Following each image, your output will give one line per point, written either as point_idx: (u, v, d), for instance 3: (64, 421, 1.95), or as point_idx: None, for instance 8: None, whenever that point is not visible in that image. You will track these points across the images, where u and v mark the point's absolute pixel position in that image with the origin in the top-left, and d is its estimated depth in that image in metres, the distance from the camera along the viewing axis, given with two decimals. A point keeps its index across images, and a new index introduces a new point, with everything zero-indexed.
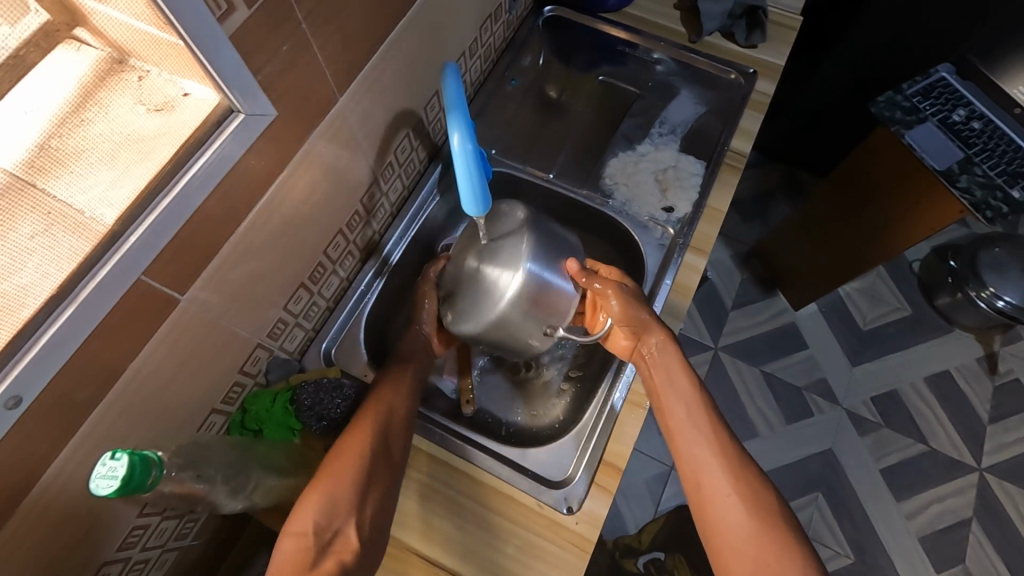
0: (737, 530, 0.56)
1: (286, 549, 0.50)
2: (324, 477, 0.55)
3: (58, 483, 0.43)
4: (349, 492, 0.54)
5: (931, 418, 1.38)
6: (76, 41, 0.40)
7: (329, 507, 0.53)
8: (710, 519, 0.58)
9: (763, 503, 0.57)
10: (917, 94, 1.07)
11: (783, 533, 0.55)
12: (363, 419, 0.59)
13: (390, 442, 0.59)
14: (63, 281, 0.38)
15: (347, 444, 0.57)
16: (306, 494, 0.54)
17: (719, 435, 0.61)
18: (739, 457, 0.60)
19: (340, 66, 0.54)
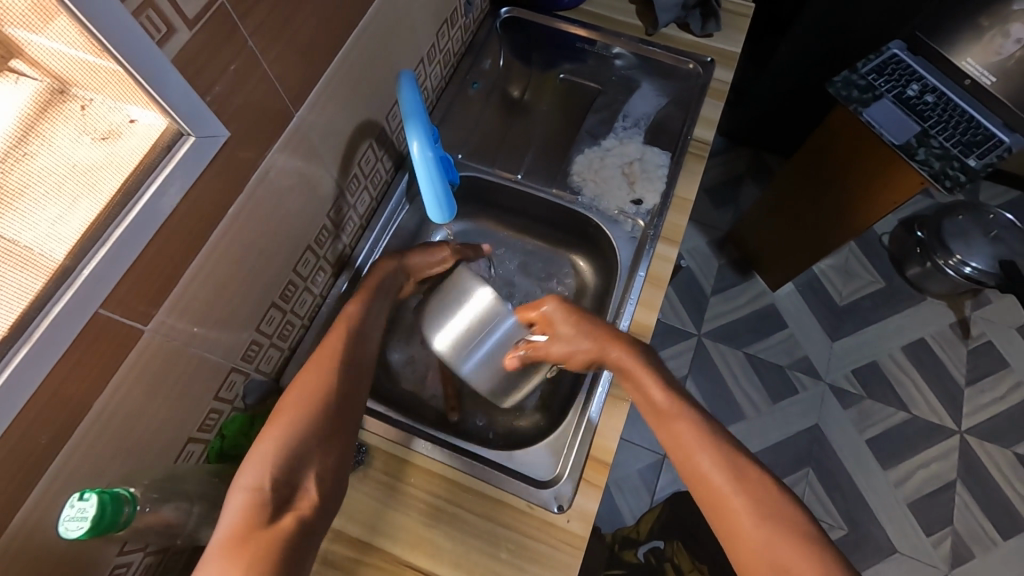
0: (763, 542, 0.51)
1: (237, 504, 0.46)
2: (277, 428, 0.52)
3: (27, 531, 0.42)
4: (308, 442, 0.52)
5: (911, 386, 1.41)
6: (12, 73, 0.37)
7: (285, 459, 0.50)
8: (732, 532, 0.53)
9: (768, 499, 0.54)
10: (872, 71, 1.09)
11: (809, 538, 0.51)
12: (308, 370, 0.58)
13: (347, 389, 0.58)
14: (15, 321, 0.37)
15: (301, 392, 0.55)
16: (260, 450, 0.51)
17: (724, 443, 0.58)
18: (747, 462, 0.57)
19: (293, 82, 0.54)
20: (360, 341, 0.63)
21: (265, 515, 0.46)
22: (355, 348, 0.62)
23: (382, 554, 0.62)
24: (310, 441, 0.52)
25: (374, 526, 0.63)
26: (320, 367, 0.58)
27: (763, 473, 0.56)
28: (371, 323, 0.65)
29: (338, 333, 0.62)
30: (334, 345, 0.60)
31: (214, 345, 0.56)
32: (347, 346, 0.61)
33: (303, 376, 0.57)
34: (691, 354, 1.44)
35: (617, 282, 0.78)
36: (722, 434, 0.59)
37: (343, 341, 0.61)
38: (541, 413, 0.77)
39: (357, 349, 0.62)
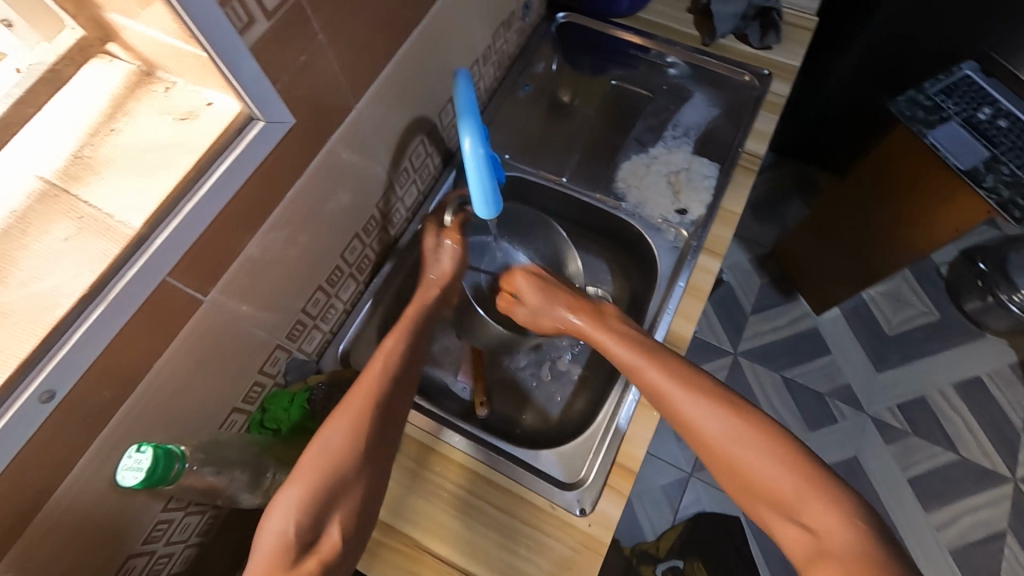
0: (760, 479, 0.53)
1: (266, 547, 0.47)
2: (301, 475, 0.50)
3: (85, 476, 0.45)
4: (336, 488, 0.50)
5: (962, 426, 1.34)
6: (109, 55, 0.44)
7: (312, 507, 0.48)
8: (729, 474, 0.54)
9: (769, 437, 0.54)
10: (940, 92, 1.04)
11: (809, 465, 0.52)
12: (339, 417, 0.53)
13: (380, 436, 0.54)
14: (94, 282, 0.41)
15: (326, 441, 0.52)
16: (286, 493, 0.49)
17: (702, 383, 0.58)
18: (728, 398, 0.57)
19: (354, 75, 0.56)
20: (398, 385, 0.57)
21: (289, 558, 0.46)
22: (393, 391, 0.56)
23: (403, 537, 0.63)
24: (334, 493, 0.50)
25: (397, 509, 0.64)
26: (349, 415, 0.53)
27: (740, 400, 0.57)
28: (418, 341, 0.62)
29: (371, 374, 0.57)
30: (367, 390, 0.55)
31: (263, 322, 0.59)
32: (379, 390, 0.56)
33: (331, 422, 0.53)
34: (726, 372, 1.40)
35: (656, 290, 0.77)
36: (699, 376, 0.59)
37: (380, 383, 0.56)
38: (568, 415, 0.77)
39: (394, 393, 0.56)
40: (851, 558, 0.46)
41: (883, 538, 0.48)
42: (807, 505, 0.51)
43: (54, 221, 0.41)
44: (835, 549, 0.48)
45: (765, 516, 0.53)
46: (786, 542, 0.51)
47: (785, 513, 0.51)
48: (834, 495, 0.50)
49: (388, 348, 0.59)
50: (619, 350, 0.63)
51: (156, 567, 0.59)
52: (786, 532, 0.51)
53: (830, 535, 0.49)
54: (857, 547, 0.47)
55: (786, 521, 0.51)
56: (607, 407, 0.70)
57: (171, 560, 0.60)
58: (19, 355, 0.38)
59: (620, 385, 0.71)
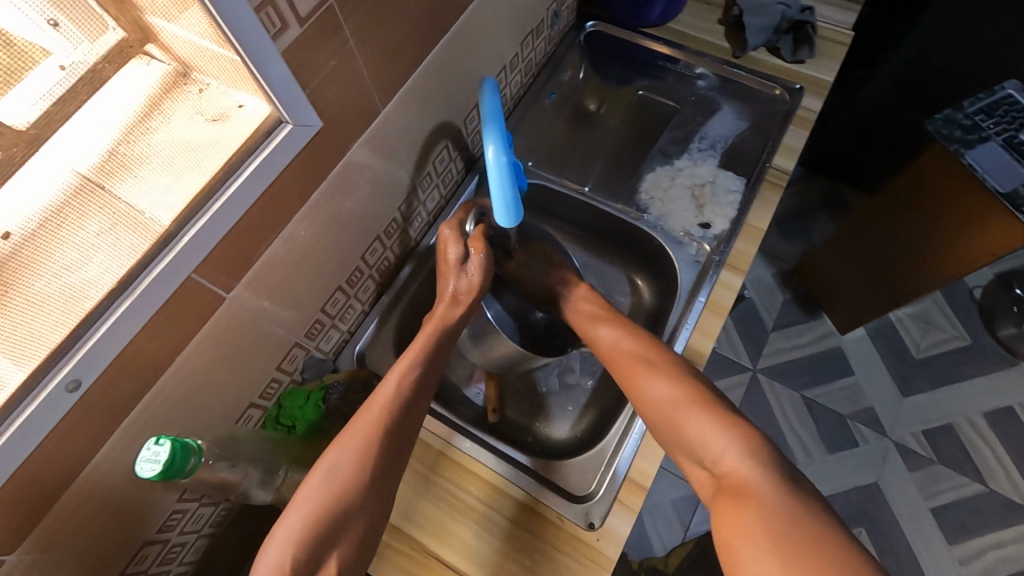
0: (677, 423, 0.56)
1: None
2: (301, 507, 0.50)
3: (106, 464, 0.46)
4: (334, 522, 0.50)
5: (991, 457, 1.29)
6: (146, 56, 0.43)
7: (308, 543, 0.48)
8: (653, 421, 0.59)
9: (693, 390, 0.58)
10: (980, 111, 1.00)
11: (725, 416, 0.55)
12: (342, 446, 0.53)
13: (385, 466, 0.53)
14: (123, 276, 0.42)
15: (328, 471, 0.51)
16: (287, 522, 0.49)
17: (639, 339, 0.64)
18: (659, 353, 0.62)
19: (382, 80, 0.57)
20: (404, 416, 0.56)
21: None
22: (400, 420, 0.56)
23: (410, 541, 0.63)
24: (335, 525, 0.49)
25: (405, 511, 0.65)
26: (353, 445, 0.53)
27: (673, 360, 0.61)
28: (429, 370, 0.60)
29: (377, 405, 0.56)
30: (372, 419, 0.55)
31: (282, 320, 0.60)
32: (386, 422, 0.55)
33: (332, 452, 0.53)
34: (744, 389, 1.37)
35: (675, 304, 0.76)
36: (636, 334, 0.65)
37: (388, 413, 0.55)
38: (580, 426, 0.77)
39: (402, 421, 0.56)
40: (745, 490, 0.49)
41: (784, 478, 0.50)
42: (715, 446, 0.53)
43: (88, 216, 0.42)
44: (735, 484, 0.50)
45: (687, 464, 0.56)
46: (700, 484, 0.55)
47: (697, 453, 0.55)
48: (745, 439, 0.53)
49: (398, 377, 0.58)
50: (582, 319, 0.69)
51: (170, 555, 0.60)
52: (700, 475, 0.55)
53: (732, 473, 0.51)
54: (755, 482, 0.49)
55: (700, 464, 0.55)
56: (618, 423, 0.69)
57: (183, 549, 0.61)
58: (50, 343, 0.40)
59: (629, 414, 0.69)
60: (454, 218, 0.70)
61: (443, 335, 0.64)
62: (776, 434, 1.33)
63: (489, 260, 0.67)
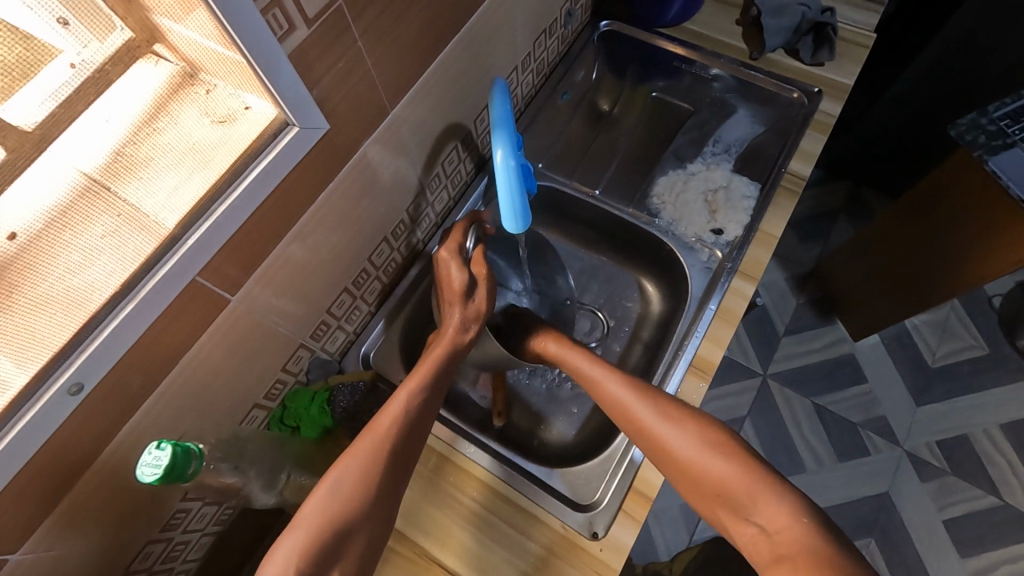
0: (710, 481, 0.52)
1: None
2: (304, 523, 0.49)
3: (109, 465, 0.46)
4: (339, 534, 0.49)
5: (1007, 470, 1.26)
6: (155, 56, 0.43)
7: (313, 554, 0.47)
8: (683, 478, 0.54)
9: (716, 440, 0.54)
10: (1007, 116, 0.94)
11: (754, 467, 0.52)
12: (344, 462, 0.52)
13: (390, 479, 0.53)
14: (126, 280, 0.42)
15: (335, 486, 0.51)
16: (289, 538, 0.48)
17: (652, 389, 0.59)
18: (677, 406, 0.58)
19: (392, 80, 0.56)
20: (412, 431, 0.56)
21: None
22: (409, 433, 0.56)
23: (414, 547, 0.63)
24: (338, 538, 0.49)
25: (409, 517, 0.64)
26: (359, 459, 0.53)
27: (693, 410, 0.57)
28: (435, 387, 0.60)
29: (386, 420, 0.55)
30: (378, 435, 0.54)
31: (288, 322, 0.59)
32: (392, 434, 0.55)
33: (339, 467, 0.52)
34: (753, 394, 1.36)
35: (685, 312, 0.75)
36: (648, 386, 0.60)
37: (396, 425, 0.55)
38: (585, 431, 0.76)
39: (411, 435, 0.56)
40: (801, 552, 0.44)
41: (832, 531, 0.46)
42: (757, 501, 0.50)
43: (93, 217, 0.42)
44: (783, 545, 0.46)
45: (721, 518, 0.52)
46: (743, 544, 0.50)
47: (740, 514, 0.50)
48: (779, 490, 0.50)
49: (408, 393, 0.58)
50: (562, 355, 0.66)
51: (174, 553, 0.60)
52: (743, 533, 0.50)
53: (781, 531, 0.47)
54: (801, 542, 0.45)
55: (741, 522, 0.50)
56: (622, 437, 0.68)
57: (188, 546, 0.62)
58: (54, 346, 0.40)
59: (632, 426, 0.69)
60: (452, 240, 0.67)
61: (452, 357, 0.63)
62: (786, 441, 1.31)
63: (492, 284, 0.66)
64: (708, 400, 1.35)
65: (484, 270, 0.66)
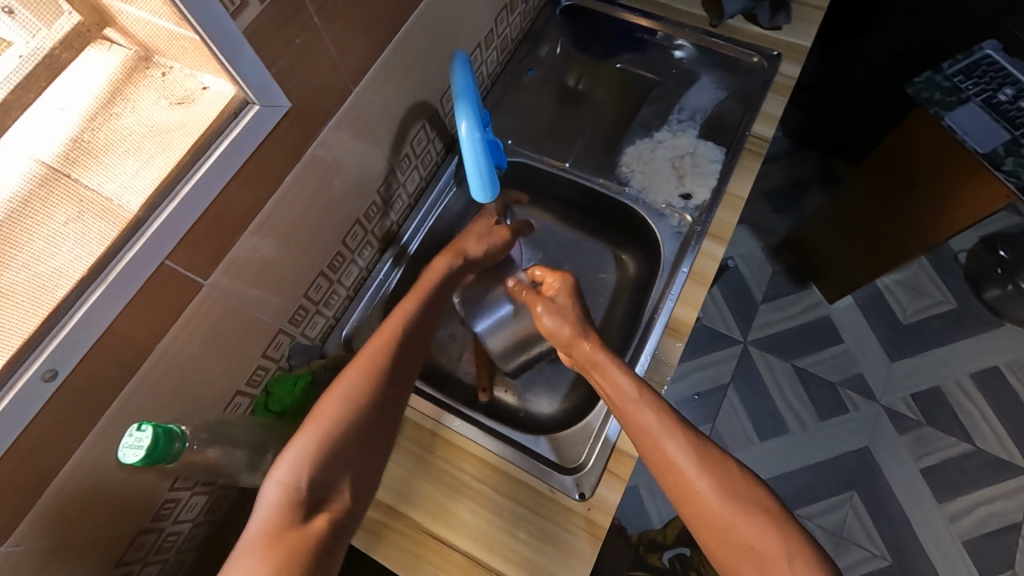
0: (741, 541, 0.50)
1: (271, 499, 0.46)
2: (317, 424, 0.50)
3: (93, 454, 0.47)
4: (348, 440, 0.50)
5: (979, 417, 1.31)
6: (106, 41, 0.43)
7: (322, 459, 0.49)
8: (708, 533, 0.52)
9: (746, 496, 0.52)
10: (959, 73, 1.01)
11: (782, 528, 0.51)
12: (354, 367, 0.55)
13: (393, 385, 0.55)
14: (93, 264, 0.42)
15: (345, 391, 0.53)
16: (297, 443, 0.49)
17: (685, 427, 0.57)
18: (714, 454, 0.55)
19: (351, 59, 0.56)
20: (413, 339, 0.60)
21: (297, 515, 0.46)
22: (409, 344, 0.59)
23: (407, 521, 0.64)
24: (350, 443, 0.50)
25: (401, 493, 0.65)
26: (366, 364, 0.55)
27: (726, 460, 0.55)
28: (431, 308, 0.64)
29: (390, 328, 0.59)
30: (383, 341, 0.57)
31: (265, 307, 0.60)
32: (396, 343, 0.58)
33: (346, 375, 0.54)
34: (734, 361, 1.39)
35: (659, 276, 0.77)
36: (690, 430, 0.57)
37: (397, 340, 0.58)
38: (569, 402, 0.77)
39: (411, 344, 0.59)
40: None
41: None
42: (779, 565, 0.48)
43: (54, 205, 0.41)
44: None
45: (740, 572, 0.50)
46: None
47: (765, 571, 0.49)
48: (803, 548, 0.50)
49: (407, 307, 0.61)
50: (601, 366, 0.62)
51: (167, 544, 0.61)
52: None
53: None
54: None
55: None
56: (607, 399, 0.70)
57: (180, 537, 0.62)
58: (23, 332, 0.40)
59: None
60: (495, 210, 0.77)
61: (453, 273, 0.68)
62: (768, 404, 1.35)
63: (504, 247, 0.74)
64: (690, 370, 1.39)
65: (507, 236, 0.74)
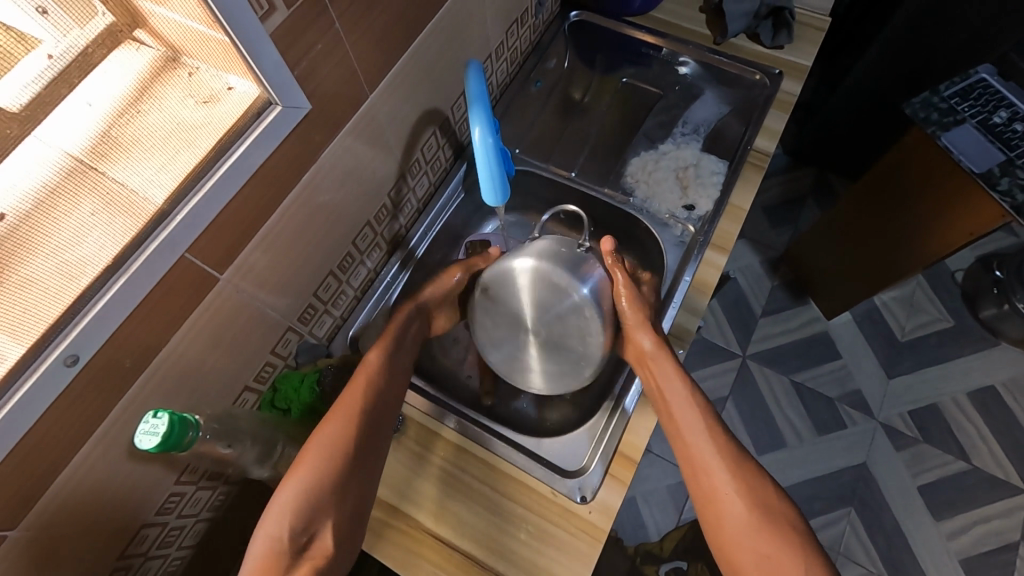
0: (757, 546, 0.52)
1: (256, 552, 0.50)
2: (297, 476, 0.54)
3: (105, 442, 0.47)
4: (326, 493, 0.53)
5: (975, 435, 1.32)
6: (136, 42, 0.44)
7: (303, 511, 0.52)
8: (726, 537, 0.54)
9: (768, 502, 0.54)
10: (955, 95, 1.03)
11: (796, 537, 0.52)
12: (332, 417, 0.57)
13: (371, 430, 0.58)
14: (118, 254, 0.43)
15: (324, 440, 0.56)
16: (282, 495, 0.53)
17: (719, 429, 0.59)
18: (745, 459, 0.57)
19: (369, 66, 0.58)
20: (386, 385, 0.62)
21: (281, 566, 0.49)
22: (385, 386, 0.62)
23: (407, 520, 0.65)
24: (331, 495, 0.53)
25: (401, 491, 0.66)
26: (340, 417, 0.57)
27: (754, 467, 0.57)
28: (402, 328, 0.67)
29: (363, 375, 0.61)
30: (357, 392, 0.59)
31: (277, 303, 0.61)
32: (370, 386, 0.60)
33: (325, 427, 0.57)
34: (733, 374, 1.40)
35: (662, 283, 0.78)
36: (726, 433, 0.59)
37: (370, 390, 0.60)
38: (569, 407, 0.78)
39: (385, 391, 0.61)
40: None
41: None
42: None
43: (81, 196, 0.43)
44: None
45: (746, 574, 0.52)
46: None
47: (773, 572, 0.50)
48: (810, 555, 0.51)
49: (377, 354, 0.63)
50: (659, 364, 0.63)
51: (169, 539, 0.61)
52: None
53: None
54: None
55: None
56: (607, 402, 0.71)
57: (182, 532, 0.62)
58: (48, 318, 0.41)
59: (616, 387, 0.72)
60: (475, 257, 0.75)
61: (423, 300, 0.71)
62: (766, 418, 1.36)
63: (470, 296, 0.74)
64: None
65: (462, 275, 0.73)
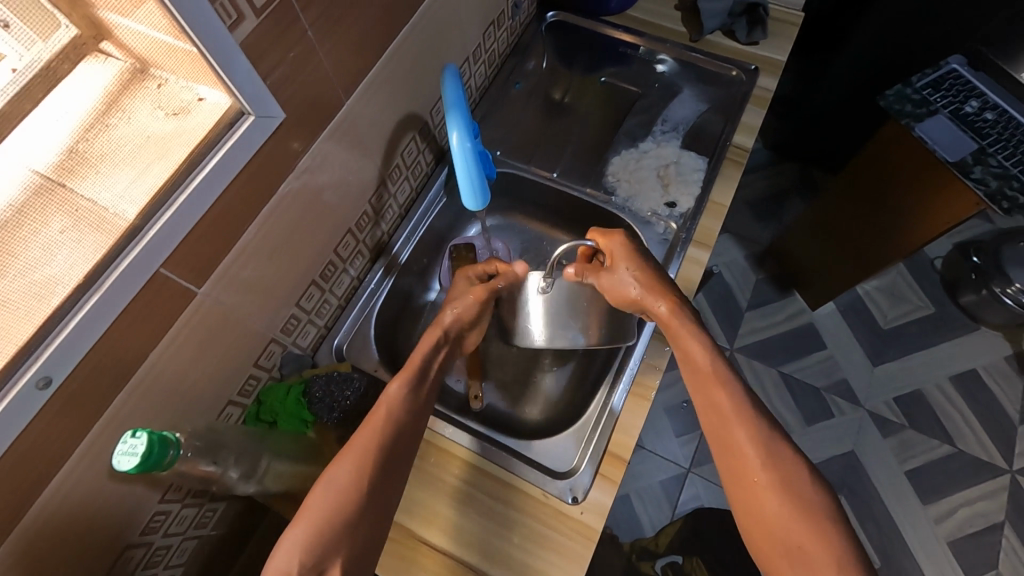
0: (791, 540, 0.50)
1: None
2: (307, 516, 0.51)
3: (83, 464, 0.46)
4: (337, 531, 0.51)
5: (959, 419, 1.34)
6: (102, 54, 0.44)
7: (314, 547, 0.49)
8: (760, 532, 0.52)
9: (803, 495, 0.52)
10: (927, 86, 1.06)
11: (832, 531, 0.50)
12: (346, 452, 0.55)
13: (390, 466, 0.56)
14: (88, 272, 0.42)
15: (336, 478, 0.53)
16: (292, 534, 0.50)
17: (756, 416, 0.56)
18: (784, 448, 0.54)
19: (344, 73, 0.57)
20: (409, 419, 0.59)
21: None
22: (407, 418, 0.59)
23: (401, 529, 0.64)
24: (343, 532, 0.51)
25: None
26: (354, 453, 0.55)
27: (791, 456, 0.54)
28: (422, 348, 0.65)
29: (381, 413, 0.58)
30: (374, 428, 0.57)
31: (258, 315, 0.60)
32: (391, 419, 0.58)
33: (337, 465, 0.54)
34: None
35: None
36: (762, 419, 0.56)
37: (390, 425, 0.57)
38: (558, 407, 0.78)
39: (406, 424, 0.59)
40: None
41: None
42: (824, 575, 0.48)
43: (50, 214, 0.42)
44: None
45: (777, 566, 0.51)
46: None
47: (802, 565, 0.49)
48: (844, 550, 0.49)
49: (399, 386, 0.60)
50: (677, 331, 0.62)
51: (155, 558, 0.60)
52: None
53: None
54: None
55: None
56: (597, 398, 0.71)
57: (169, 551, 0.61)
58: (18, 340, 0.39)
59: (606, 381, 0.73)
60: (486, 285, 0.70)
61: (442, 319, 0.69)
62: None
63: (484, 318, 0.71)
64: None
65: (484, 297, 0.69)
